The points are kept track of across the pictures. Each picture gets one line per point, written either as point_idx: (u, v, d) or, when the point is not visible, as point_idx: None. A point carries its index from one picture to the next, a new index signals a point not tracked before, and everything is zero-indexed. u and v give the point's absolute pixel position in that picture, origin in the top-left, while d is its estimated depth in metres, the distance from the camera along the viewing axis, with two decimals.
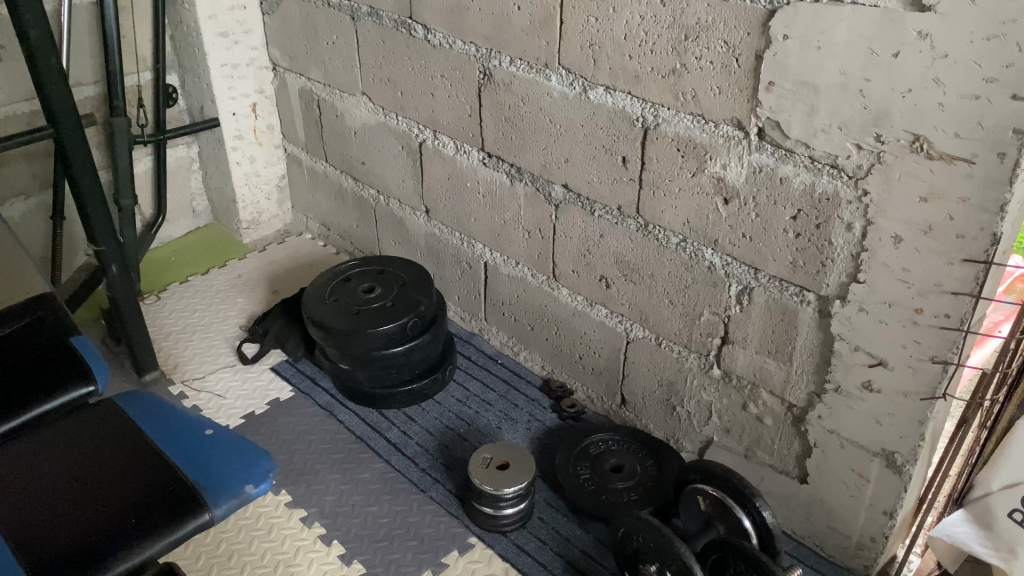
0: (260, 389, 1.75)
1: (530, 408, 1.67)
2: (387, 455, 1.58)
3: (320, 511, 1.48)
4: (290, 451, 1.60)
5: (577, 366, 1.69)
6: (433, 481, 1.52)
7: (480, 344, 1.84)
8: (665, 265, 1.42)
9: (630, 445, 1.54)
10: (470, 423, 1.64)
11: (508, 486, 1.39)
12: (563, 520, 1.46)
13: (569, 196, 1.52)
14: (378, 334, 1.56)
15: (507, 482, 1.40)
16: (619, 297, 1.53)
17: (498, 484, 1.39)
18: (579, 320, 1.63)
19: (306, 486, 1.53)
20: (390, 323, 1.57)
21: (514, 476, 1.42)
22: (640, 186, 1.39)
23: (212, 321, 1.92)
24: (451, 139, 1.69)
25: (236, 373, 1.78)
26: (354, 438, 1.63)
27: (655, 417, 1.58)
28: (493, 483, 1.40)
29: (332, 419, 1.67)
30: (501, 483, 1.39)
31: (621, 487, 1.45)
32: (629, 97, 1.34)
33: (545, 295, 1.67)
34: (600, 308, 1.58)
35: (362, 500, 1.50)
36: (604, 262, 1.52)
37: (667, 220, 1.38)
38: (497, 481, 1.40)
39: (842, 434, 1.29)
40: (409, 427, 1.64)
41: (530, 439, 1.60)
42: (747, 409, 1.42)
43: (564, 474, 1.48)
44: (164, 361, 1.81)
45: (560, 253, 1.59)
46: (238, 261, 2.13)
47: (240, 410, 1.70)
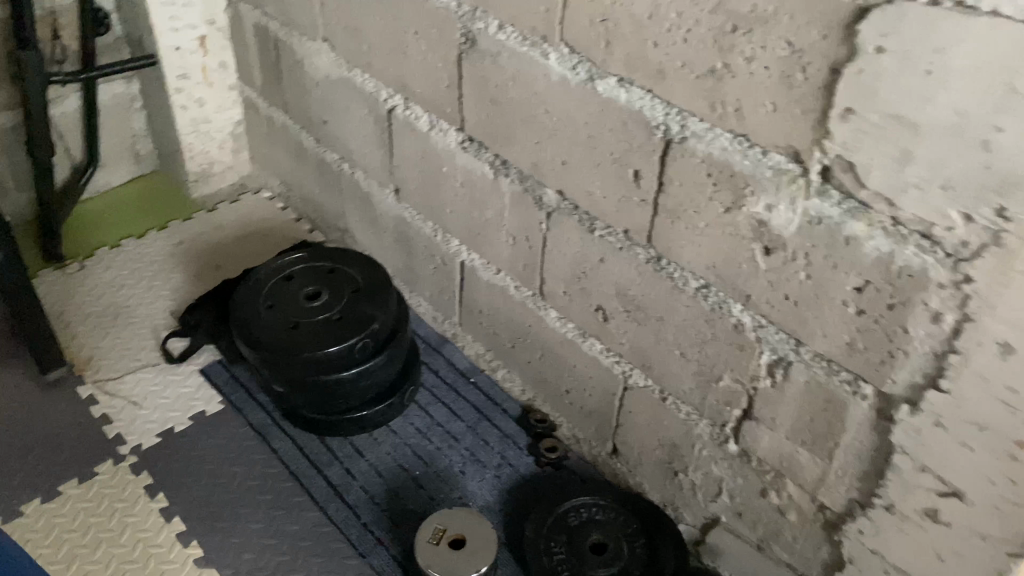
0: (185, 398, 1.47)
1: (501, 448, 1.39)
2: (324, 502, 1.32)
3: (234, 574, 1.23)
4: (208, 487, 1.33)
5: (562, 400, 1.38)
6: (374, 543, 1.26)
7: (452, 354, 1.54)
8: (679, 311, 1.11)
9: (618, 514, 1.26)
10: (428, 463, 1.37)
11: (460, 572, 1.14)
12: None
13: (564, 205, 1.19)
14: (317, 358, 1.26)
15: (460, 566, 1.14)
16: (618, 336, 1.22)
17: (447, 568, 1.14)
18: (568, 351, 1.32)
19: (221, 537, 1.27)
20: (333, 345, 1.27)
21: (470, 556, 1.15)
22: (654, 211, 1.06)
23: (141, 304, 1.62)
24: (425, 111, 1.35)
25: (159, 375, 1.50)
26: (287, 474, 1.36)
27: (652, 477, 1.29)
28: (443, 567, 1.14)
29: (264, 446, 1.39)
30: (453, 568, 1.14)
31: (601, 574, 1.18)
32: (649, 96, 1.00)
33: (529, 314, 1.35)
34: (594, 342, 1.27)
35: (286, 562, 1.24)
36: (602, 291, 1.21)
37: (685, 258, 1.06)
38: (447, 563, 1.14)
39: (887, 558, 1.00)
40: (355, 463, 1.37)
41: (497, 493, 1.32)
42: (766, 497, 1.13)
43: (533, 552, 1.21)
44: (76, 353, 1.52)
45: (549, 270, 1.27)
46: (181, 224, 1.82)
47: (157, 425, 1.42)
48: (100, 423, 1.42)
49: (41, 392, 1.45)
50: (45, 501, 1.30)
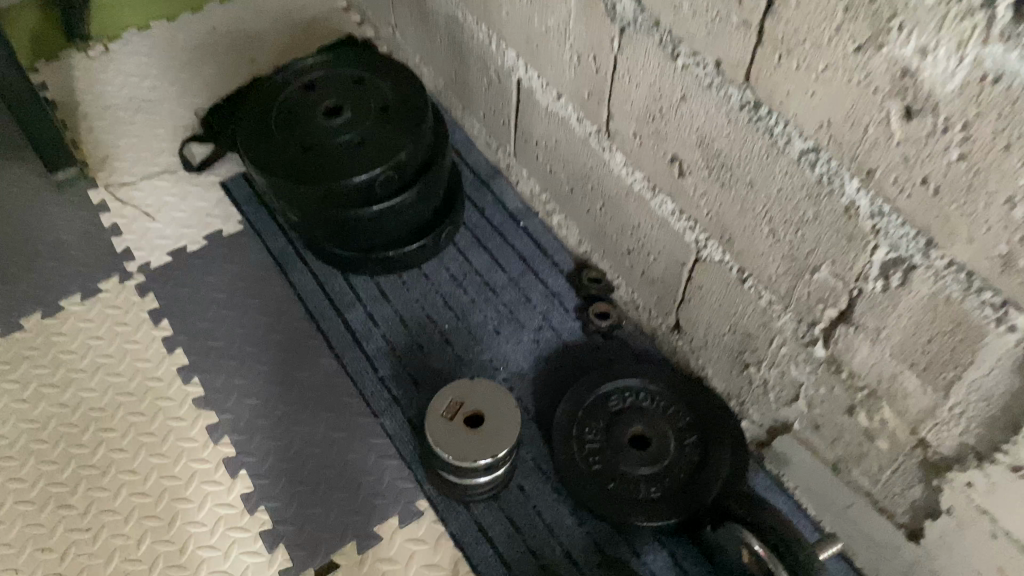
0: (202, 214, 1.31)
1: (545, 308, 1.20)
2: (338, 349, 1.17)
3: (234, 420, 1.11)
4: (216, 320, 1.20)
5: (623, 260, 1.16)
6: (388, 402, 1.12)
7: (503, 191, 1.32)
8: (773, 176, 0.84)
9: (669, 403, 1.06)
10: (460, 317, 1.19)
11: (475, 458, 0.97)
12: (550, 497, 1.04)
13: (642, 20, 0.90)
14: (343, 188, 1.06)
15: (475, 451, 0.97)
16: (695, 196, 0.97)
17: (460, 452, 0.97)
18: (633, 205, 1.08)
19: (224, 378, 1.15)
20: (361, 172, 1.06)
21: (487, 441, 0.98)
22: (757, 40, 0.77)
23: (165, 100, 1.44)
24: None
25: (177, 185, 1.34)
26: (302, 312, 1.20)
27: (717, 365, 1.08)
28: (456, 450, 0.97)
29: (281, 277, 1.24)
30: (466, 452, 0.97)
31: (639, 476, 1.01)
32: None
33: (592, 154, 1.11)
34: (665, 200, 1.02)
35: (291, 414, 1.12)
36: (680, 138, 0.94)
37: (791, 110, 0.78)
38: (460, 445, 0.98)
39: (998, 522, 0.78)
40: (378, 308, 1.20)
41: (533, 362, 1.15)
42: (853, 417, 0.90)
43: (562, 438, 1.03)
44: (91, 151, 1.37)
45: (618, 103, 1.01)
46: (217, 6, 1.59)
47: (169, 242, 1.28)
48: (109, 234, 1.28)
49: (50, 193, 1.32)
50: (45, 316, 1.20)
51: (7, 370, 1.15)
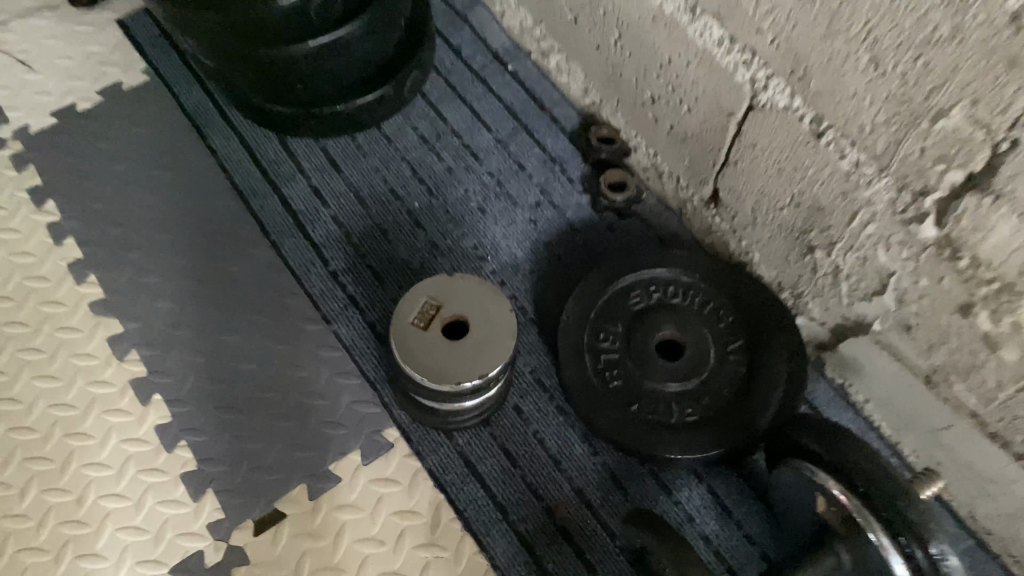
0: (96, 62, 1.01)
1: (543, 178, 0.93)
2: (278, 235, 0.91)
3: (144, 330, 0.86)
4: (117, 200, 0.93)
5: (645, 113, 0.90)
6: (344, 304, 0.87)
7: (484, 27, 1.03)
8: None
9: (707, 299, 0.82)
10: (433, 192, 0.93)
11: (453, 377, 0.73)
12: (555, 420, 0.81)
13: None
14: (264, 16, 0.77)
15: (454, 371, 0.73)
16: (756, 16, 0.69)
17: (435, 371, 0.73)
18: (663, 36, 0.81)
19: (129, 276, 0.88)
20: None
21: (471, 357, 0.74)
22: None
23: None
24: None
25: (61, 25, 1.03)
26: (230, 189, 0.94)
27: (769, 248, 0.84)
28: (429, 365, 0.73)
29: (200, 143, 0.96)
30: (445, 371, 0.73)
31: (670, 395, 0.77)
32: None
33: None
34: (710, 26, 0.75)
35: (218, 321, 0.87)
36: None
37: None
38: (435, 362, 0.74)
39: None
40: (327, 181, 0.94)
41: (529, 248, 0.89)
42: (969, 319, 0.67)
43: (570, 349, 0.80)
44: None
45: None
46: None
47: (54, 99, 0.99)
48: None
49: None
50: None
51: None
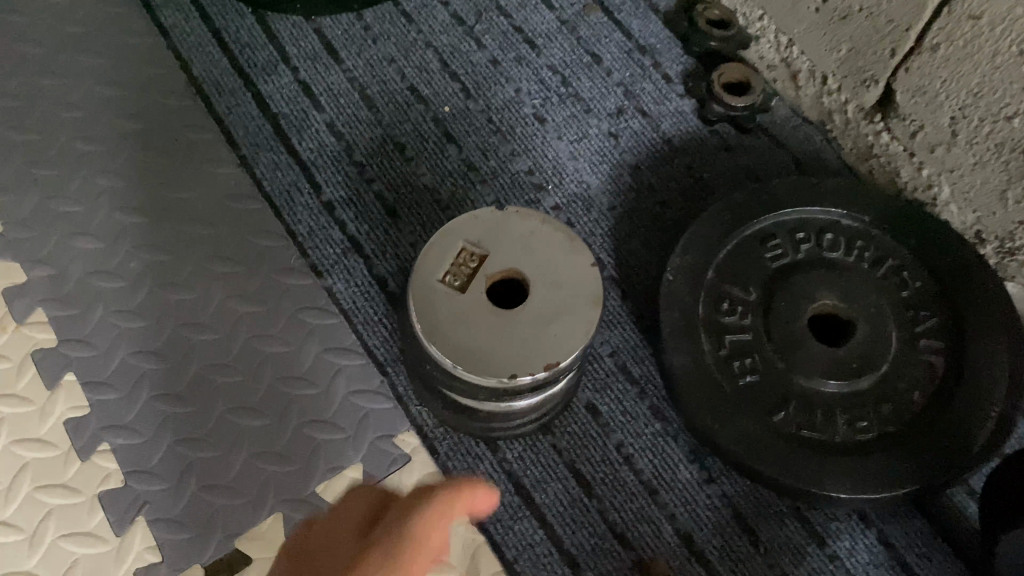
0: None
1: (627, 73, 0.65)
2: (251, 148, 0.64)
3: (55, 281, 0.60)
4: (24, 95, 0.65)
5: None
6: (342, 249, 0.61)
7: None
8: None
9: (880, 255, 0.55)
10: (469, 90, 0.65)
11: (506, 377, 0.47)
12: (648, 428, 0.55)
13: None
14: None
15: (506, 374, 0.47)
16: None
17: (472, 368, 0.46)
18: None
19: (36, 203, 0.62)
20: None
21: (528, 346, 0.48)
22: None
23: None
24: None
25: None
26: (185, 82, 0.66)
27: (976, 181, 0.56)
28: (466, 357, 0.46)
29: (145, 17, 0.69)
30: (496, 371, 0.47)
31: (831, 399, 0.52)
32: None
33: None
34: None
35: (161, 270, 0.60)
36: None
37: None
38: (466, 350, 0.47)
39: None
40: (318, 72, 0.66)
41: (607, 174, 0.62)
42: None
43: (679, 327, 0.53)
44: None
45: None
46: None
47: None
48: None
49: None
50: None
51: None
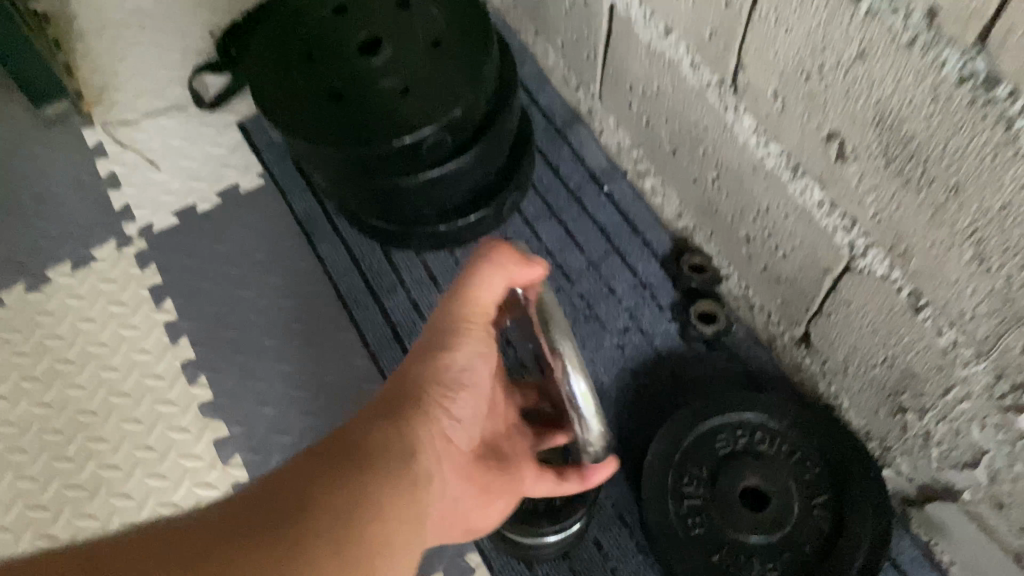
0: (214, 163, 1.08)
1: (634, 303, 0.96)
2: (376, 346, 0.95)
3: (247, 435, 0.91)
4: (227, 302, 0.99)
5: (740, 250, 0.91)
6: None
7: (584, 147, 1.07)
8: (1001, 191, 0.57)
9: (794, 447, 0.82)
10: None
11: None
12: (635, 557, 0.83)
13: None
14: (383, 151, 0.82)
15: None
16: (858, 190, 0.70)
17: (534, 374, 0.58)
18: (762, 185, 0.82)
19: (235, 380, 0.94)
20: (406, 134, 0.81)
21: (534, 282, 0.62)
22: None
23: (176, 11, 1.20)
24: None
25: (186, 124, 1.11)
26: (333, 296, 0.98)
27: (861, 398, 0.83)
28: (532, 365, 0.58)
29: (307, 248, 1.01)
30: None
31: (752, 546, 0.79)
32: None
33: (707, 113, 0.84)
34: (814, 187, 0.76)
35: (314, 430, 0.91)
36: (849, 110, 0.67)
37: None
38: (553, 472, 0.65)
39: None
40: (423, 294, 0.97)
41: (616, 375, 0.92)
42: None
43: (656, 491, 0.81)
44: (86, 81, 1.14)
45: (760, 49, 0.73)
46: None
47: (175, 200, 1.06)
48: (106, 188, 1.07)
49: (39, 133, 1.11)
50: (31, 290, 1.01)
51: None
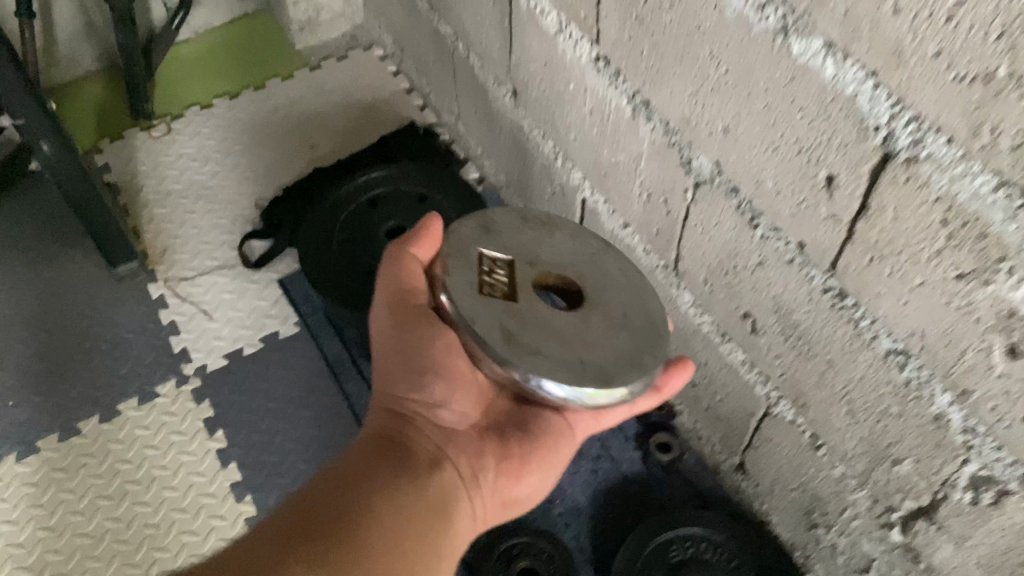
0: (258, 314, 1.31)
1: (605, 434, 1.18)
2: None
3: None
4: (269, 432, 1.19)
5: (688, 392, 1.13)
6: None
7: None
8: (857, 367, 0.79)
9: (731, 555, 1.04)
10: None
11: (582, 384, 0.70)
12: None
13: (719, 180, 0.86)
14: None
15: (642, 355, 0.75)
16: (768, 355, 0.92)
17: (526, 362, 0.70)
18: (701, 344, 1.05)
19: (276, 499, 1.13)
20: None
21: (488, 241, 0.80)
22: (847, 236, 0.72)
23: (226, 184, 1.45)
24: (553, 7, 1.01)
25: (234, 280, 1.34)
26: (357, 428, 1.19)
27: (783, 513, 1.04)
28: (520, 347, 0.71)
29: (335, 386, 1.23)
30: (604, 373, 0.72)
31: None
32: (866, 77, 0.63)
33: (657, 287, 1.08)
34: (736, 350, 0.98)
35: None
36: (756, 298, 0.90)
37: (882, 308, 0.73)
38: (621, 322, 0.78)
39: None
40: None
41: (590, 495, 1.13)
42: None
43: None
44: (151, 242, 1.38)
45: (691, 247, 0.97)
46: (281, 83, 1.62)
47: (225, 344, 1.27)
48: (167, 334, 1.28)
49: (111, 286, 1.33)
50: (103, 421, 1.21)
51: (64, 479, 1.15)
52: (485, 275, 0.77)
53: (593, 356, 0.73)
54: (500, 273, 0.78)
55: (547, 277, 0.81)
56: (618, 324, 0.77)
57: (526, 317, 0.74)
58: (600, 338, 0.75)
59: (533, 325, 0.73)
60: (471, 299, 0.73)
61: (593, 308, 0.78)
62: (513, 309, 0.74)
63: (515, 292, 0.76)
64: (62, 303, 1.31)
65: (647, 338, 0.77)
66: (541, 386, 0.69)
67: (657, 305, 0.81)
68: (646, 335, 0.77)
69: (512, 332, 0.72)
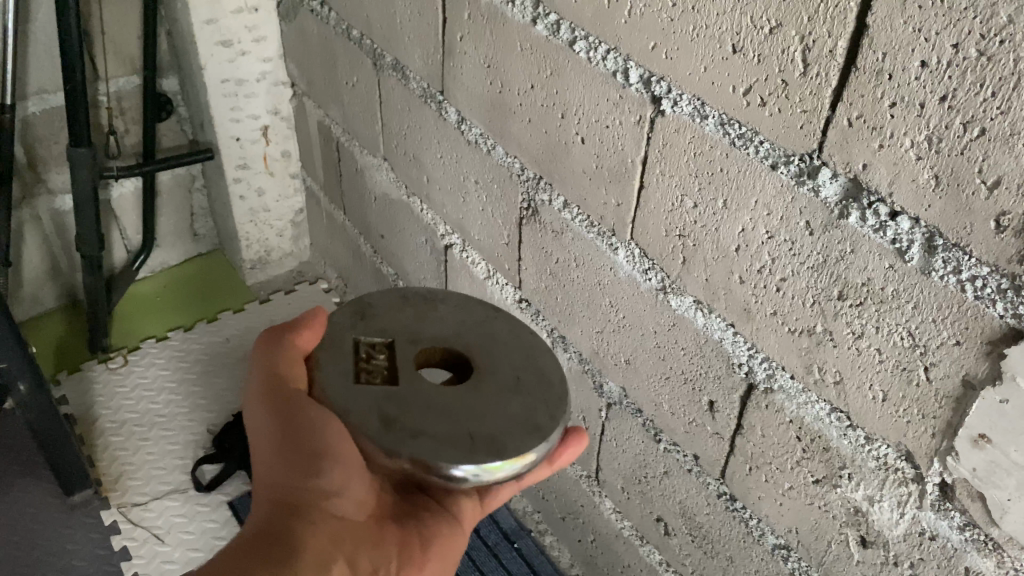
0: (209, 535, 1.37)
1: None
2: None
3: None
4: None
5: None
6: None
7: (497, 512, 1.42)
8: (752, 560, 0.93)
9: None
10: None
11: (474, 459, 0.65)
12: None
13: (626, 402, 1.03)
14: None
15: (536, 415, 0.70)
16: (680, 553, 1.05)
17: (411, 446, 0.65)
18: (622, 546, 1.17)
19: None
20: None
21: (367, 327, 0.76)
22: (729, 450, 0.88)
23: (179, 411, 1.56)
24: (482, 259, 1.21)
25: (186, 503, 1.41)
26: None
27: None
28: (403, 431, 0.66)
29: None
30: (499, 441, 0.67)
31: None
32: (729, 328, 0.82)
33: (582, 494, 1.21)
34: (654, 551, 1.11)
35: None
36: (665, 503, 1.04)
37: (764, 510, 0.87)
38: (510, 385, 0.72)
39: None
40: None
41: None
42: None
43: None
44: (106, 470, 1.45)
45: (607, 459, 1.12)
46: (232, 315, 1.77)
47: (176, 566, 1.32)
48: (117, 559, 1.33)
49: (64, 514, 1.38)
50: None
51: None
52: (363, 363, 0.72)
53: (485, 426, 0.68)
54: (379, 357, 0.73)
55: (433, 352, 0.75)
56: (509, 388, 0.72)
57: (410, 401, 0.69)
58: (494, 412, 0.69)
59: (416, 406, 0.68)
60: (342, 393, 0.69)
61: (485, 377, 0.72)
62: (391, 393, 0.69)
63: (395, 371, 0.71)
64: (13, 534, 1.35)
65: (544, 397, 0.72)
66: (447, 472, 0.64)
67: (554, 366, 0.75)
68: (543, 396, 0.72)
69: (393, 417, 0.67)
